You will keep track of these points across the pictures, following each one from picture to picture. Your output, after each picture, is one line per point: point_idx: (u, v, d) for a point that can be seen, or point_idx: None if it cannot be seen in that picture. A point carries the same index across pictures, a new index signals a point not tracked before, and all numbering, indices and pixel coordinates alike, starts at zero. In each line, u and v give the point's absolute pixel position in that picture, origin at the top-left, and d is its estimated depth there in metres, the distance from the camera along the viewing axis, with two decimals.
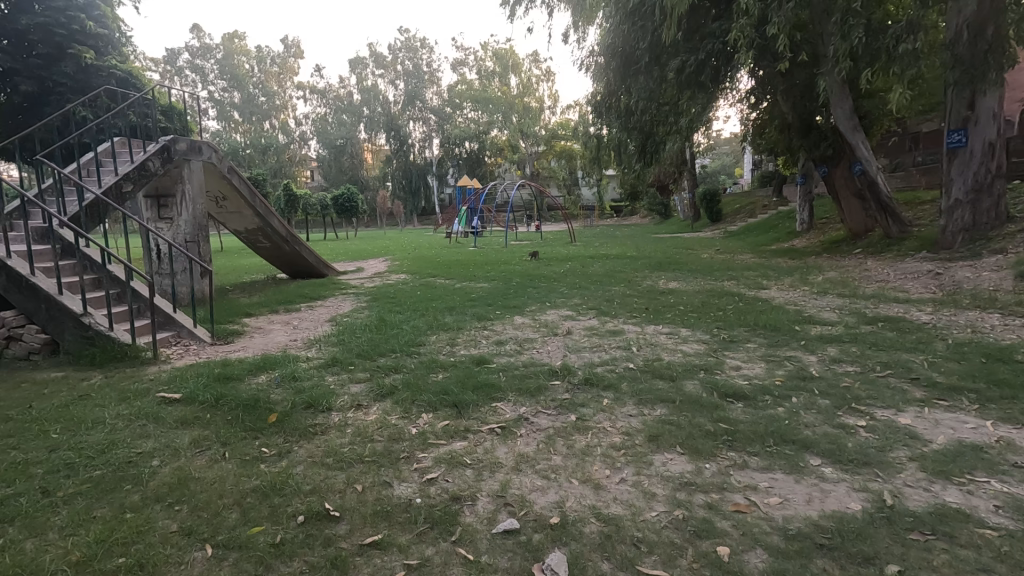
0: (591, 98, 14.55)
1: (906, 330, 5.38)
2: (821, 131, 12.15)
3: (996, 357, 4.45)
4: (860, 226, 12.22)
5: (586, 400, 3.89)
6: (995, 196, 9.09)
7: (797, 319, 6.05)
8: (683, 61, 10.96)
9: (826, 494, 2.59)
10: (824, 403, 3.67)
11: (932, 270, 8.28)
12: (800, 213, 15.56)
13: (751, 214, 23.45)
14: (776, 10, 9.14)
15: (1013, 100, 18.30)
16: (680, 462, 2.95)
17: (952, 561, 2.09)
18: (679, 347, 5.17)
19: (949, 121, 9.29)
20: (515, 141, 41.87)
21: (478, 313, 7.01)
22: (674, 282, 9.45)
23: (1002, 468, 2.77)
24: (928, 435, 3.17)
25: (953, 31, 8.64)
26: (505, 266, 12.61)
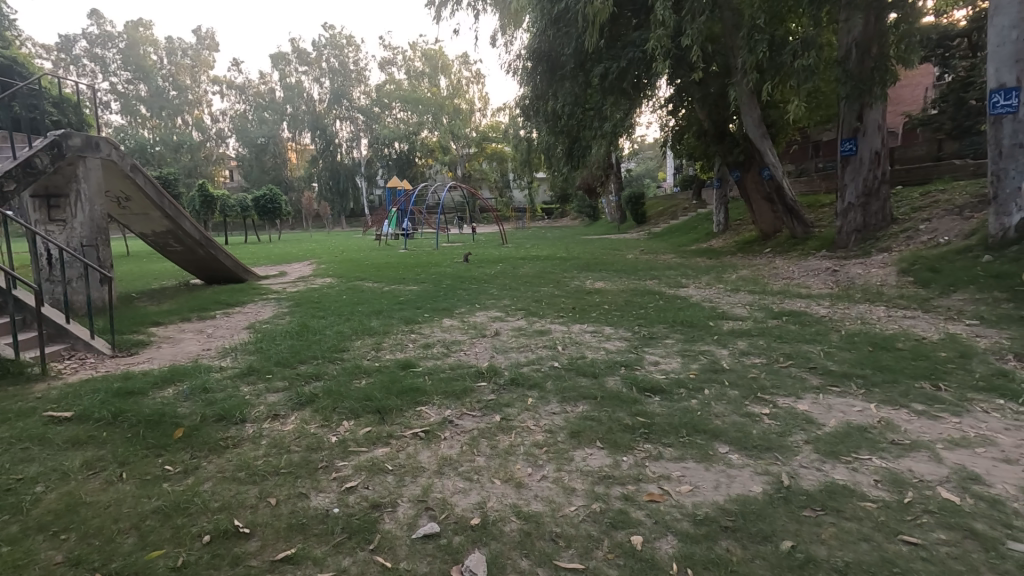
0: (518, 101, 14.74)
1: (807, 323, 5.84)
2: (733, 138, 12.93)
3: (880, 345, 4.92)
4: (768, 227, 13.03)
5: (512, 399, 3.94)
6: (882, 200, 9.97)
7: (711, 315, 6.40)
8: (606, 68, 11.35)
9: (732, 479, 2.75)
10: (733, 394, 3.90)
11: (831, 267, 9.02)
12: (717, 215, 16.47)
13: (673, 216, 24.63)
14: (689, 23, 9.69)
15: (897, 112, 20.30)
16: (599, 457, 3.03)
17: (839, 534, 2.28)
18: (602, 345, 5.33)
19: (842, 131, 10.17)
20: (446, 143, 41.65)
21: (406, 316, 6.91)
22: (600, 281, 9.73)
23: (882, 446, 3.05)
24: (822, 419, 3.45)
25: (844, 49, 9.56)
26: (435, 268, 12.51)
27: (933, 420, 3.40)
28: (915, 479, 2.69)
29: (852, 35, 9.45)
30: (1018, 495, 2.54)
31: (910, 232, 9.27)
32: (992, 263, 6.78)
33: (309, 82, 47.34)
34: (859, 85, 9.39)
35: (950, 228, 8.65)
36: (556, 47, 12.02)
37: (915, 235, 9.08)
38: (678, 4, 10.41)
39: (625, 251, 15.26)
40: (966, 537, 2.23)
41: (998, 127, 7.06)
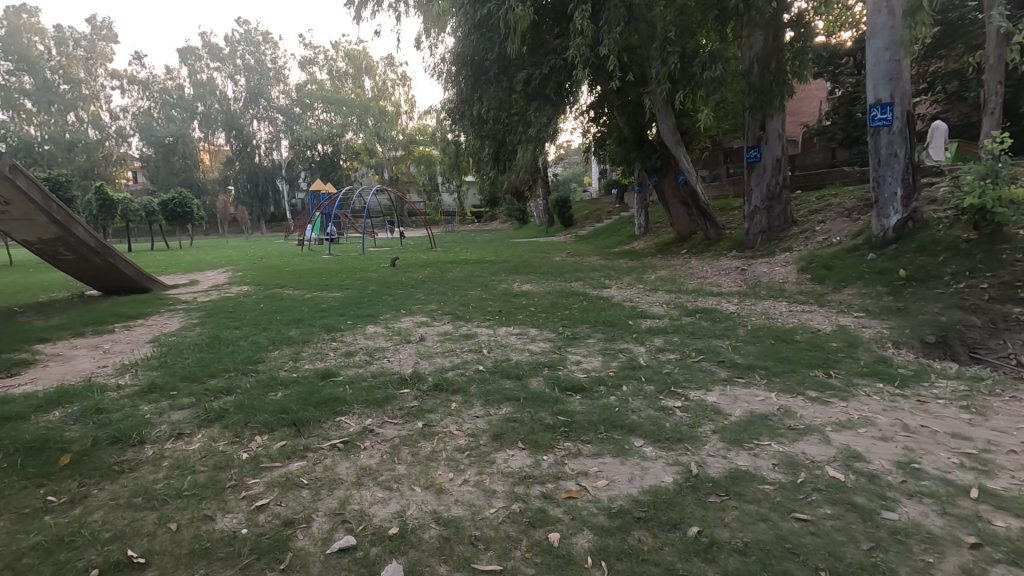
0: (444, 105, 14.72)
1: (718, 319, 6.21)
2: (651, 144, 13.50)
3: (781, 338, 5.32)
4: (684, 229, 13.67)
5: (435, 405, 3.91)
6: (784, 203, 10.75)
7: (632, 314, 6.66)
8: (529, 74, 11.56)
9: (646, 472, 2.87)
10: (649, 389, 4.08)
11: (740, 267, 9.63)
12: (638, 218, 17.15)
13: (598, 219, 25.44)
14: (606, 34, 10.09)
15: (796, 122, 22.05)
16: (521, 458, 3.07)
17: (740, 516, 2.43)
18: (527, 346, 5.41)
19: (747, 139, 10.88)
20: (372, 145, 40.74)
21: (328, 323, 6.68)
22: (528, 284, 9.86)
23: (780, 432, 3.30)
24: (729, 409, 3.68)
25: (747, 63, 10.27)
26: (361, 274, 12.21)
27: (824, 405, 3.71)
28: (807, 461, 2.92)
29: (753, 51, 10.19)
30: (891, 469, 2.82)
31: (807, 234, 10.08)
32: (874, 260, 7.49)
33: (222, 79, 44.67)
34: (760, 97, 10.14)
35: (840, 229, 9.48)
36: (480, 52, 12.16)
37: (812, 236, 9.89)
38: (596, 15, 10.82)
39: (552, 254, 15.55)
40: (848, 510, 2.45)
41: (876, 138, 7.86)
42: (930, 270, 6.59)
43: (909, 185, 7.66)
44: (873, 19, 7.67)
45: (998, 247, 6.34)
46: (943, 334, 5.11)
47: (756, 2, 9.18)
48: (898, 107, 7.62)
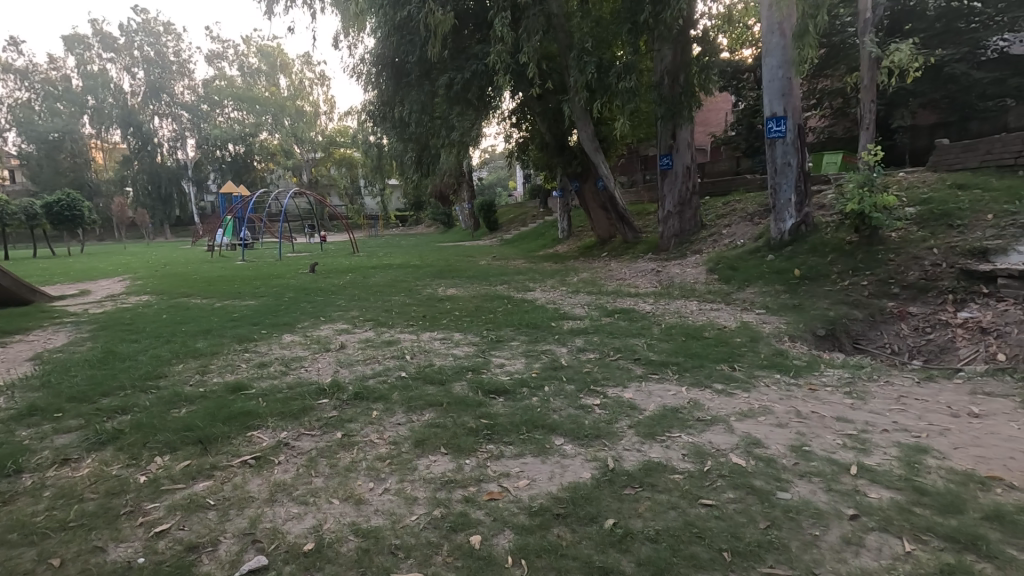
0: (363, 106, 14.36)
1: (634, 319, 6.49)
2: (571, 150, 13.86)
3: (691, 335, 5.64)
4: (604, 233, 14.07)
5: (354, 414, 3.80)
6: (694, 208, 11.39)
7: (554, 316, 6.81)
8: (450, 78, 11.56)
9: (565, 469, 2.95)
10: (569, 389, 4.19)
11: (655, 269, 10.12)
12: (561, 222, 17.56)
13: (523, 223, 25.82)
14: (526, 42, 10.30)
15: (705, 132, 23.48)
16: (443, 463, 3.06)
17: (652, 505, 2.56)
18: (451, 351, 5.39)
19: (660, 147, 11.44)
20: (288, 146, 39.01)
21: (240, 333, 6.32)
22: (453, 288, 9.84)
23: (689, 423, 3.50)
24: (643, 405, 3.85)
25: (658, 75, 10.84)
26: (278, 280, 11.67)
27: (729, 397, 3.98)
28: (713, 450, 3.12)
29: (664, 64, 10.76)
30: (786, 452, 3.07)
31: (715, 237, 10.74)
32: (773, 261, 8.12)
33: (117, 71, 40.99)
34: (671, 107, 10.72)
35: (743, 232, 10.20)
36: (400, 54, 12.02)
37: (719, 238, 10.56)
38: (515, 22, 11.02)
39: (478, 258, 15.58)
40: (748, 493, 2.64)
41: (773, 149, 8.53)
42: (820, 270, 7.24)
43: (801, 192, 8.38)
44: (768, 40, 8.31)
45: (875, 248, 7.06)
46: (831, 326, 5.64)
47: (664, 18, 9.74)
48: (790, 121, 8.32)
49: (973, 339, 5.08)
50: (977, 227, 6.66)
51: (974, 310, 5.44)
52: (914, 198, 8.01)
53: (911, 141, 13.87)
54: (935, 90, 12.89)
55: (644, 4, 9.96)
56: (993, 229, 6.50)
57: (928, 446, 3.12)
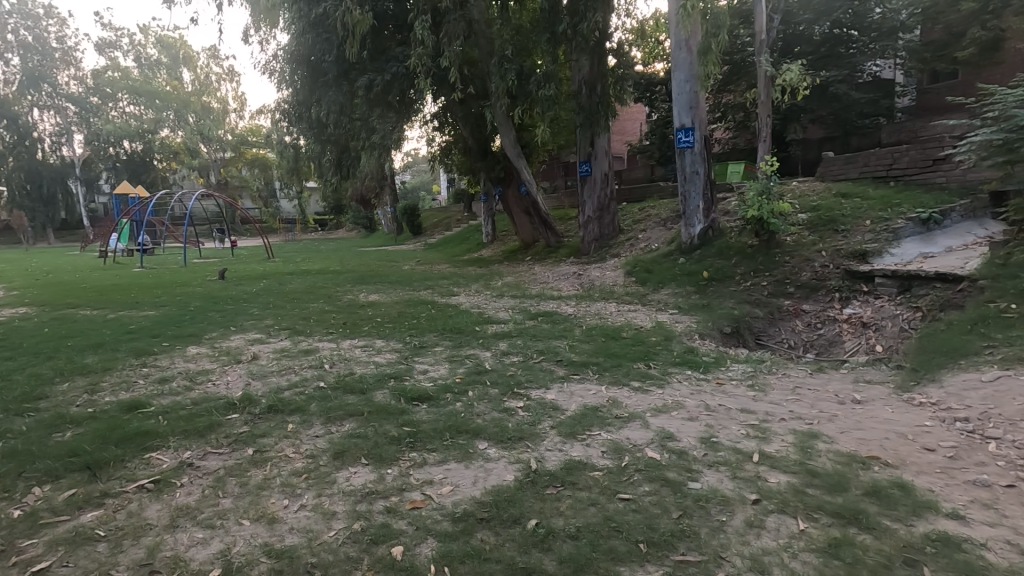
0: (277, 105, 13.70)
1: (556, 322, 6.63)
2: (494, 156, 13.95)
3: (610, 336, 5.85)
4: (528, 237, 14.24)
5: (268, 429, 3.60)
6: (613, 213, 11.80)
7: (478, 320, 6.81)
8: (370, 79, 11.29)
9: (489, 473, 2.95)
10: (493, 392, 4.21)
11: (577, 272, 10.41)
12: (485, 227, 17.62)
13: (447, 227, 25.67)
14: (448, 46, 10.40)
15: (621, 141, 24.49)
16: (363, 474, 2.97)
17: (573, 503, 2.62)
18: (372, 358, 5.25)
19: (579, 154, 11.77)
20: (194, 145, 36.43)
21: (137, 347, 5.79)
22: (375, 294, 9.58)
23: (609, 421, 3.63)
24: (566, 405, 3.94)
25: (577, 85, 11.17)
26: (182, 288, 10.84)
27: (645, 394, 4.16)
28: (631, 445, 3.25)
29: (582, 74, 11.11)
30: (696, 444, 3.26)
31: (632, 241, 11.20)
32: (684, 264, 8.59)
33: None
34: (589, 116, 11.15)
35: (658, 237, 10.73)
36: (316, 53, 11.61)
37: (636, 242, 11.02)
38: (436, 26, 10.97)
39: (401, 263, 15.31)
40: (662, 485, 2.77)
41: (682, 158, 9.05)
42: (726, 271, 7.75)
43: (708, 199, 8.95)
44: (676, 55, 8.81)
45: (773, 251, 7.65)
46: (736, 324, 6.04)
47: (581, 30, 10.09)
48: (697, 132, 8.87)
49: (856, 333, 5.65)
50: (857, 232, 7.43)
51: (856, 307, 6.05)
52: (805, 205, 8.76)
53: (802, 153, 15.19)
54: (821, 107, 14.19)
55: (562, 16, 10.29)
56: (870, 233, 7.29)
57: (819, 431, 3.42)
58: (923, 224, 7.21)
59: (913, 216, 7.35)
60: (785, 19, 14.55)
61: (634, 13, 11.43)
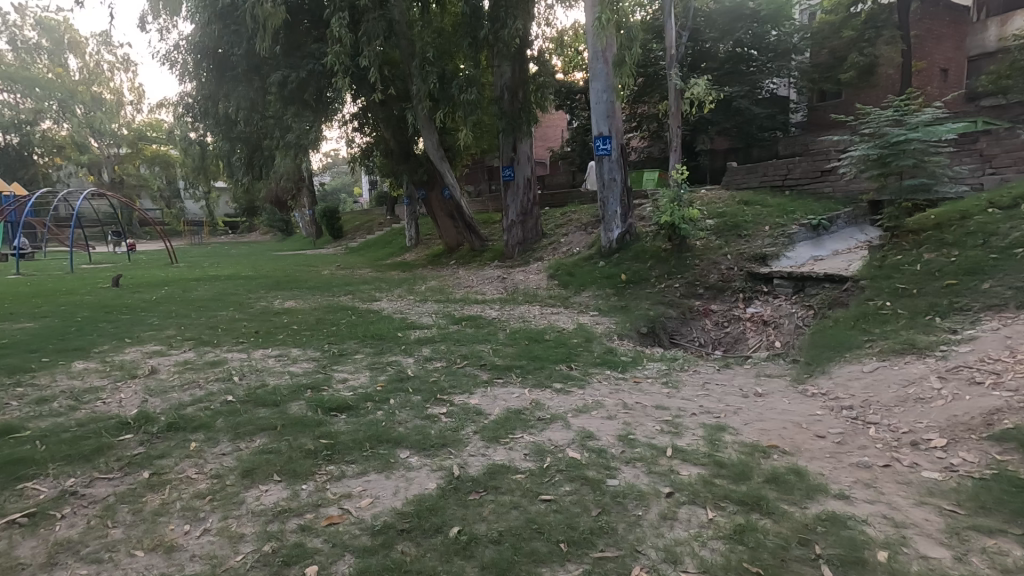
0: (179, 98, 12.76)
1: (480, 325, 6.63)
2: (417, 158, 13.77)
3: (533, 338, 5.93)
4: (451, 241, 14.09)
5: (167, 449, 3.31)
6: (536, 217, 11.98)
7: (401, 326, 6.68)
8: (284, 75, 10.79)
9: (410, 482, 2.89)
10: (416, 400, 4.13)
11: (501, 275, 10.48)
12: (409, 230, 17.31)
13: (369, 231, 25.03)
14: (366, 45, 10.17)
15: (543, 146, 24.99)
16: (275, 492, 2.80)
17: (496, 508, 2.62)
18: (287, 369, 4.99)
19: (502, 159, 11.86)
20: (82, 139, 33.07)
21: (10, 364, 5.15)
22: (291, 301, 9.14)
23: (531, 423, 3.67)
24: (489, 409, 3.94)
25: (499, 90, 11.29)
26: (69, 297, 9.81)
27: (566, 394, 4.25)
28: (553, 447, 3.30)
29: (504, 80, 11.23)
30: (614, 442, 3.36)
31: (554, 245, 11.43)
32: (604, 267, 8.89)
33: None
34: (510, 121, 11.27)
35: (579, 240, 11.03)
36: (224, 46, 10.96)
37: (558, 246, 11.27)
38: (355, 24, 10.71)
39: (320, 267, 14.74)
40: (582, 485, 2.83)
41: (600, 165, 9.35)
42: (642, 274, 8.10)
43: (625, 205, 9.32)
44: (593, 66, 9.13)
45: (684, 254, 8.08)
46: (652, 325, 6.32)
47: (502, 37, 10.33)
48: (614, 140, 9.21)
49: (758, 330, 6.10)
50: (758, 237, 8.01)
51: (757, 306, 6.52)
52: (713, 211, 9.34)
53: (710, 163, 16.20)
54: (726, 120, 15.23)
55: (483, 22, 10.43)
56: (768, 238, 7.88)
57: (726, 424, 3.64)
58: (814, 229, 7.88)
59: (806, 222, 8.01)
60: (694, 36, 15.30)
61: (554, 22, 11.70)
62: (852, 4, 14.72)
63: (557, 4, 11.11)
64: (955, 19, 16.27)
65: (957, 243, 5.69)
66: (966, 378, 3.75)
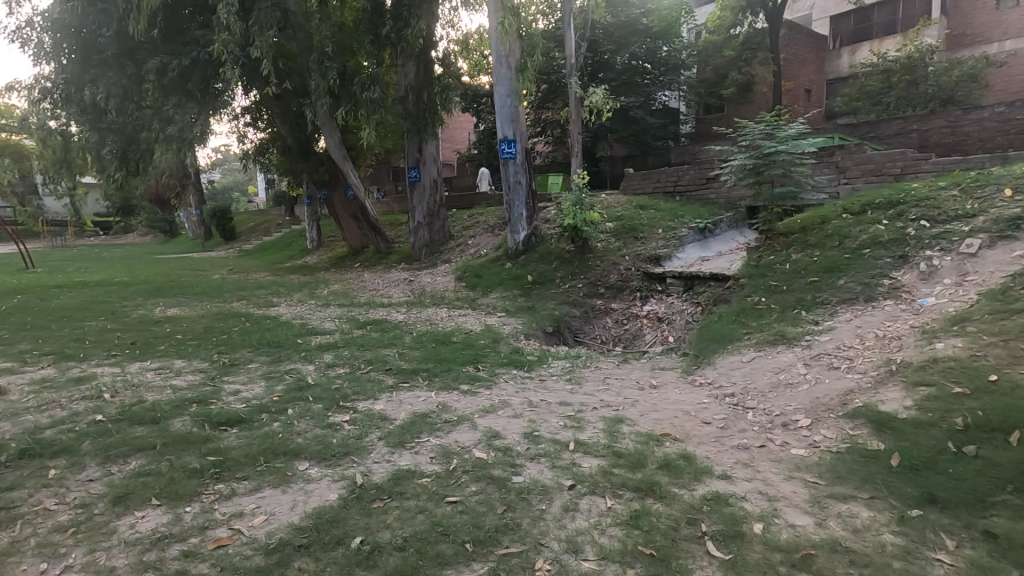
0: (34, 82, 11.27)
1: (386, 329, 6.47)
2: (317, 157, 13.19)
3: (440, 341, 5.89)
4: (355, 242, 13.62)
5: (19, 480, 2.92)
6: (442, 219, 11.89)
7: (300, 332, 6.35)
8: (162, 62, 9.96)
9: (309, 495, 2.76)
10: (316, 408, 3.95)
11: (407, 278, 10.31)
12: (309, 232, 16.51)
13: (265, 232, 23.57)
14: (258, 35, 9.59)
15: (450, 148, 24.90)
16: (154, 518, 2.56)
17: (400, 514, 2.57)
18: (169, 382, 4.56)
19: (407, 160, 11.66)
20: None
21: None
22: (175, 308, 8.37)
23: (437, 426, 3.64)
24: (394, 414, 3.86)
25: (403, 90, 11.11)
26: None
27: (473, 396, 4.27)
28: (459, 448, 3.30)
29: (408, 80, 11.08)
30: (520, 440, 3.42)
31: (461, 247, 11.43)
32: (510, 268, 9.03)
33: None
34: (415, 122, 11.12)
35: (486, 242, 11.12)
36: (88, 25, 9.88)
37: (465, 248, 11.29)
38: (245, 12, 10.07)
39: (209, 271, 13.63)
40: (488, 484, 2.86)
41: (506, 168, 9.48)
42: (547, 275, 8.31)
43: (530, 208, 9.52)
44: (497, 70, 9.24)
45: (586, 256, 8.40)
46: (557, 324, 6.51)
47: (405, 36, 10.12)
48: (518, 144, 9.38)
49: (653, 326, 6.49)
50: (652, 239, 8.51)
51: (653, 304, 6.94)
52: (612, 214, 9.80)
53: (610, 168, 16.97)
54: (623, 128, 16.05)
55: (385, 19, 10.20)
56: (661, 240, 8.41)
57: (624, 416, 3.84)
58: (701, 232, 8.50)
59: (694, 226, 8.63)
60: (592, 47, 16.02)
61: (458, 25, 11.69)
62: (731, 27, 16.17)
63: (461, 6, 11.11)
64: (816, 46, 18.33)
65: (818, 245, 6.40)
66: (826, 364, 4.23)
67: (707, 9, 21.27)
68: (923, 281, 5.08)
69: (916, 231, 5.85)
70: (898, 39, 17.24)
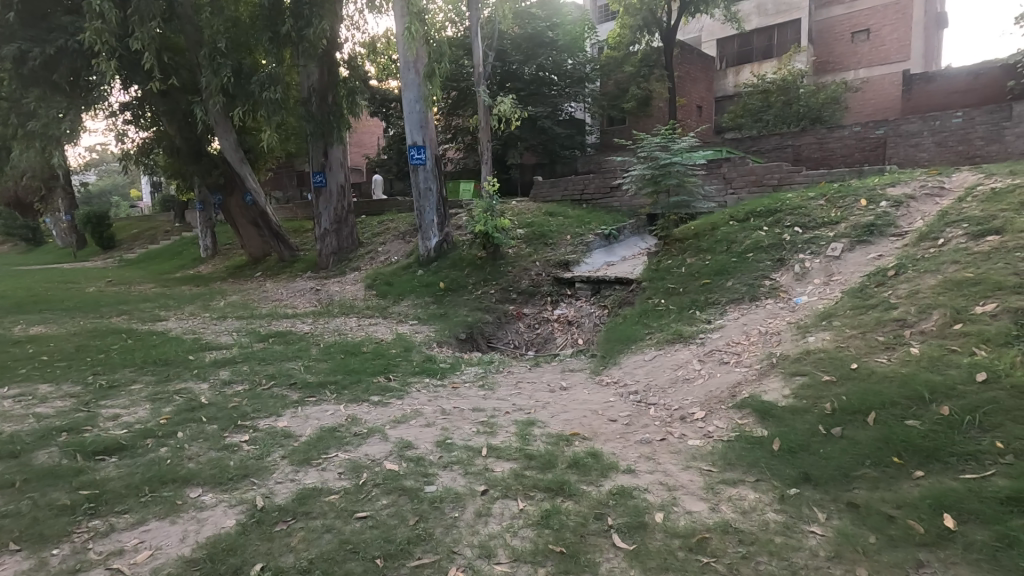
0: None
1: (290, 342, 6.14)
2: (211, 159, 12.29)
3: (350, 352, 5.68)
4: (256, 250, 12.83)
5: None
6: (350, 226, 11.51)
7: (193, 348, 5.86)
8: (20, 49, 8.87)
9: (203, 523, 2.56)
10: (210, 429, 3.67)
11: (314, 287, 9.87)
12: (203, 239, 15.33)
13: (151, 240, 21.55)
14: (138, 26, 8.78)
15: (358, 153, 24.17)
16: (11, 566, 2.25)
17: (305, 535, 2.45)
18: (32, 411, 4.02)
19: (311, 164, 11.18)
20: None
21: None
22: (40, 326, 7.41)
23: (347, 440, 3.51)
24: (299, 430, 3.68)
25: (305, 92, 10.64)
26: None
27: (384, 406, 4.16)
28: (369, 461, 3.20)
29: (311, 82, 10.64)
30: (432, 449, 3.39)
31: (371, 254, 11.13)
32: (422, 275, 8.92)
33: None
34: (319, 125, 10.70)
35: (398, 249, 10.91)
36: None
37: (375, 255, 11.01)
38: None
39: (83, 284, 12.22)
40: (399, 496, 2.80)
41: (415, 174, 9.37)
42: (460, 281, 8.30)
43: (441, 214, 9.47)
44: (405, 75, 9.11)
45: (498, 262, 8.49)
46: (470, 331, 6.52)
47: (307, 36, 9.70)
48: (428, 150, 9.31)
49: (564, 329, 6.69)
50: (561, 245, 8.77)
51: (563, 308, 7.16)
52: (523, 221, 9.98)
53: (521, 176, 17.28)
54: (533, 136, 16.42)
55: (285, 17, 9.73)
56: (570, 246, 8.69)
57: (535, 418, 3.92)
58: (606, 239, 8.88)
59: (600, 233, 8.99)
60: (501, 57, 16.30)
61: (364, 27, 11.41)
62: (630, 44, 17.11)
63: (366, 8, 10.84)
64: (705, 66, 19.85)
65: (710, 249, 6.91)
66: (717, 360, 4.57)
67: (608, 27, 22.39)
68: (797, 281, 5.64)
69: (791, 236, 6.49)
70: (774, 63, 19.07)
